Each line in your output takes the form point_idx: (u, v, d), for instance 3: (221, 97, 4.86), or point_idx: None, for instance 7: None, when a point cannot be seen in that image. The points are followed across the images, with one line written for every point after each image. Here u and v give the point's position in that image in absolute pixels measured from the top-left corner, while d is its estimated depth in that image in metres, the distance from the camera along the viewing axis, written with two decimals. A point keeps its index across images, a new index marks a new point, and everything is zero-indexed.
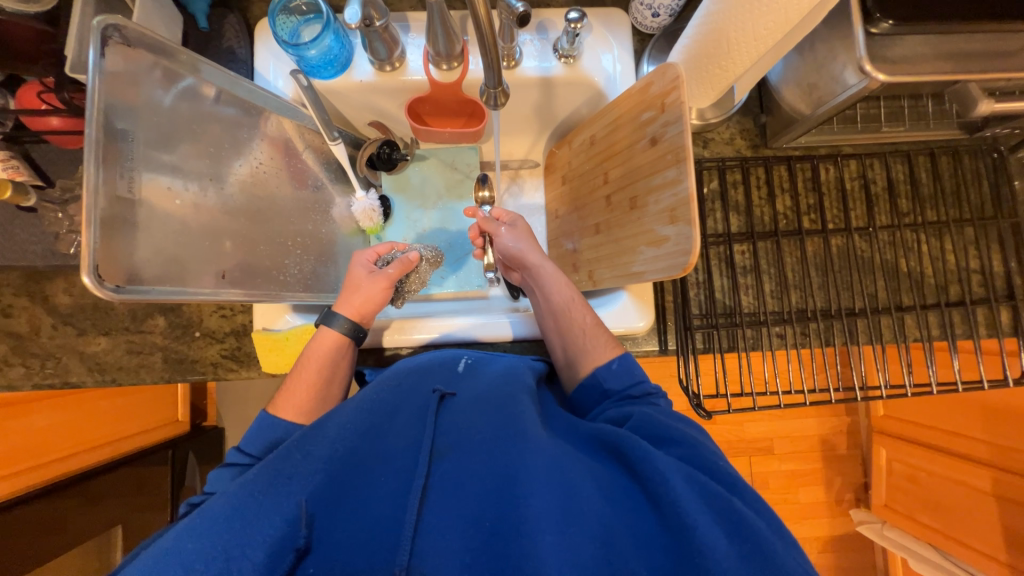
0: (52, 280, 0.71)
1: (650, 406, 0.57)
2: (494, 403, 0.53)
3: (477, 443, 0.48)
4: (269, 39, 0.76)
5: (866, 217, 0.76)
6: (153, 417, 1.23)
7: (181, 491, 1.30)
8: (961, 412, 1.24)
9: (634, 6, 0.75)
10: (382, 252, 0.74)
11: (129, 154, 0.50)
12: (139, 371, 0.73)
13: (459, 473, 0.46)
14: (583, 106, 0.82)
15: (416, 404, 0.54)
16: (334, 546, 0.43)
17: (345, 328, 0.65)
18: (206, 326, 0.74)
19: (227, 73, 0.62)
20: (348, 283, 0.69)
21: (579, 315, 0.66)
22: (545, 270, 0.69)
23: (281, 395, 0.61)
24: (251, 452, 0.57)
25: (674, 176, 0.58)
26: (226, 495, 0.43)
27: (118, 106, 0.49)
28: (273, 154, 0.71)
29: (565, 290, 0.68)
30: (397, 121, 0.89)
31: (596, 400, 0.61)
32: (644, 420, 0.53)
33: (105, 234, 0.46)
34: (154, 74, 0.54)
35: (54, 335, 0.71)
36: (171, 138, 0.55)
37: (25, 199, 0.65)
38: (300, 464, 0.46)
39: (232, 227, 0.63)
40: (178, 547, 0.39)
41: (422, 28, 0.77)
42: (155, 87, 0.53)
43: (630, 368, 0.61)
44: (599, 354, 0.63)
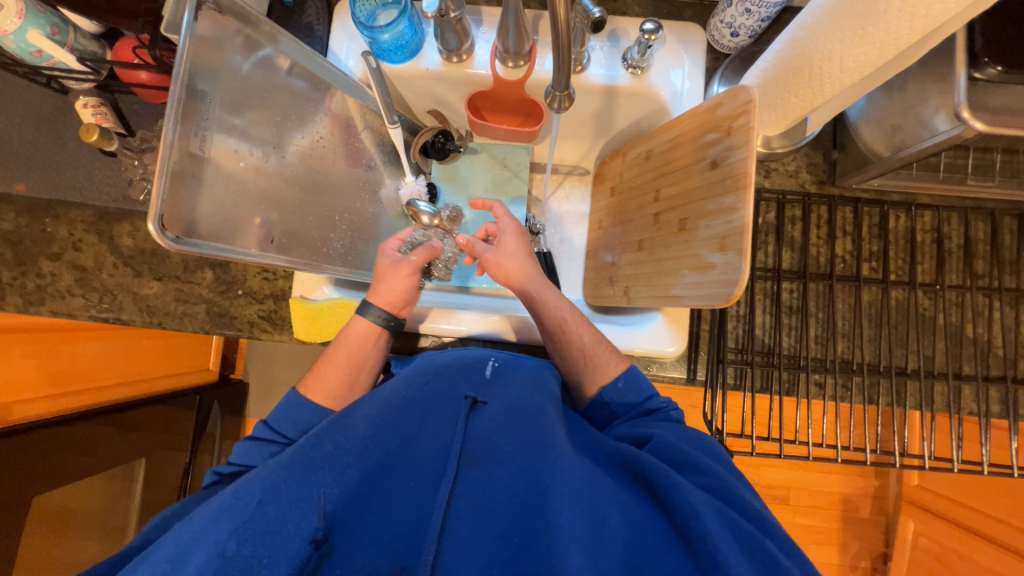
0: (120, 223, 0.76)
1: (674, 429, 0.55)
2: (522, 412, 0.52)
3: (506, 453, 0.48)
4: (347, 19, 0.79)
5: (934, 272, 0.71)
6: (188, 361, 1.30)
7: (202, 436, 1.38)
8: (1007, 497, 1.14)
9: (713, 23, 0.73)
10: (404, 238, 0.74)
11: (208, 115, 0.53)
12: (182, 318, 0.77)
13: (486, 483, 0.46)
14: (644, 119, 0.81)
15: (445, 407, 0.54)
16: (361, 545, 0.44)
17: (378, 318, 0.66)
18: (249, 286, 0.77)
19: (304, 47, 0.65)
20: (376, 275, 0.68)
21: (576, 334, 0.64)
22: (536, 287, 0.67)
23: (311, 376, 0.65)
24: (280, 430, 0.60)
25: (731, 203, 0.55)
26: (258, 477, 0.44)
27: (203, 70, 0.52)
28: (333, 131, 0.73)
29: (559, 310, 0.65)
30: (457, 113, 0.90)
31: (606, 419, 0.62)
32: (667, 444, 0.51)
33: (173, 185, 0.49)
34: (239, 43, 0.57)
35: (115, 275, 0.76)
36: (243, 104, 0.58)
37: (108, 144, 0.69)
38: (331, 454, 0.46)
39: (286, 198, 0.65)
40: (208, 522, 0.40)
41: (494, 24, 0.77)
42: (235, 53, 0.56)
43: (636, 383, 0.61)
44: (603, 372, 0.63)
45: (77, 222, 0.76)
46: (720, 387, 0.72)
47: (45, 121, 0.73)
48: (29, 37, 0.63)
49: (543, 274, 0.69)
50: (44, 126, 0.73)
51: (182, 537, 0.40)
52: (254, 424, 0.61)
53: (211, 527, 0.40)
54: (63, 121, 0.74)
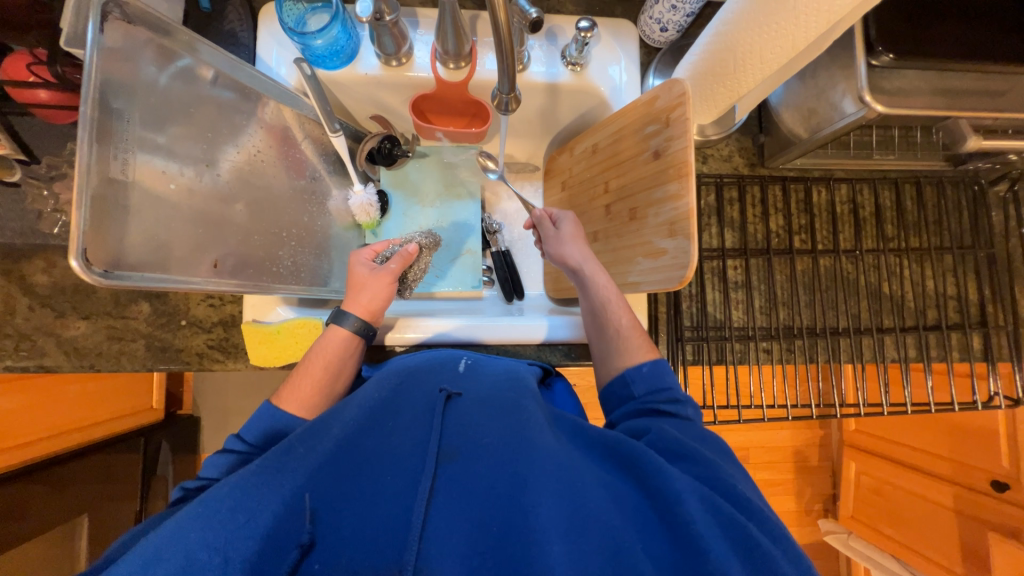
0: (30, 259, 0.68)
1: (680, 424, 0.55)
2: (500, 406, 0.53)
3: (485, 446, 0.49)
4: (273, 23, 0.74)
5: (854, 240, 0.78)
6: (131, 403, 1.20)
7: (152, 480, 1.29)
8: (927, 430, 1.29)
9: (643, 19, 0.76)
10: (378, 250, 0.75)
11: (128, 135, 0.49)
12: (119, 357, 0.70)
13: (467, 476, 0.46)
14: (587, 114, 0.83)
15: (421, 403, 0.54)
16: (340, 543, 0.42)
17: (355, 327, 0.64)
18: (193, 314, 0.71)
19: (230, 57, 0.62)
20: (352, 283, 0.68)
21: (617, 315, 0.65)
22: (587, 266, 0.69)
23: (285, 388, 0.61)
24: (246, 441, 0.57)
25: (675, 190, 0.59)
26: (230, 485, 0.44)
27: (117, 85, 0.48)
28: (270, 142, 0.70)
29: (606, 291, 0.67)
30: (400, 116, 0.88)
31: (621, 398, 0.61)
32: (662, 435, 0.51)
33: (95, 216, 0.45)
34: (154, 54, 0.53)
35: (32, 316, 0.69)
36: (163, 120, 0.53)
37: (10, 175, 0.65)
38: (305, 458, 0.46)
39: (224, 217, 0.61)
40: (179, 536, 0.40)
41: (431, 25, 0.76)
42: (149, 65, 0.52)
43: (662, 371, 0.60)
44: (631, 354, 0.63)
45: None
46: (681, 364, 0.76)
47: None
48: None
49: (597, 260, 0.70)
50: None
51: (147, 551, 0.39)
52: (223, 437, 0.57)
53: (179, 542, 0.39)
54: None
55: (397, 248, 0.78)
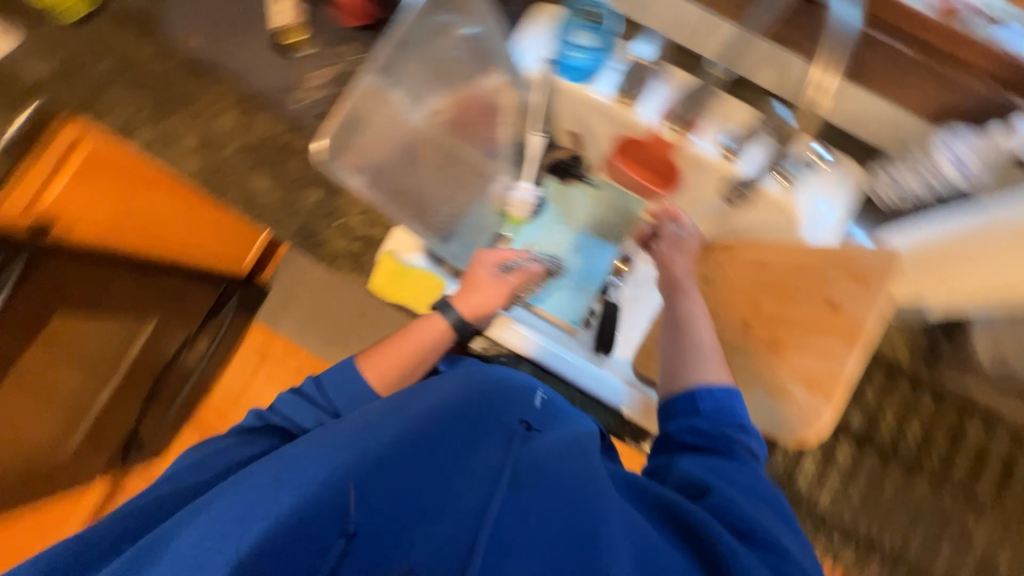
0: (262, 113, 0.79)
1: (736, 473, 0.54)
2: (571, 449, 0.54)
3: (558, 476, 0.50)
4: (540, 20, 0.78)
5: (991, 496, 0.68)
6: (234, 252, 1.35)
7: (213, 317, 1.46)
8: None
9: (874, 174, 0.73)
10: (506, 256, 0.80)
11: (398, 64, 0.63)
12: (273, 223, 0.77)
13: (536, 504, 0.46)
14: (771, 231, 0.79)
15: (497, 423, 0.56)
16: (395, 543, 0.43)
17: (453, 321, 0.71)
18: (348, 220, 0.76)
19: (496, 37, 0.72)
20: (471, 280, 0.75)
21: (698, 333, 0.67)
22: (686, 283, 0.74)
23: (375, 352, 0.69)
24: (328, 396, 0.65)
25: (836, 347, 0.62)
26: (317, 448, 0.49)
27: (414, 25, 0.63)
28: (484, 114, 0.77)
29: (695, 309, 0.70)
30: (594, 143, 0.88)
31: (683, 410, 0.61)
32: (729, 504, 0.50)
33: (350, 119, 0.56)
34: (440, 12, 0.67)
35: (232, 158, 0.78)
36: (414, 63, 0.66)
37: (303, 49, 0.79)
38: (384, 439, 0.49)
39: (418, 152, 0.70)
40: (265, 487, 0.45)
41: (672, 84, 0.76)
42: (424, 23, 0.65)
43: (734, 398, 0.60)
44: (705, 372, 0.62)
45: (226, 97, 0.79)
46: None
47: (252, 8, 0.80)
48: None
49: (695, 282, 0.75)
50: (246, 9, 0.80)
51: (240, 495, 0.44)
52: (307, 383, 0.65)
53: (263, 497, 0.44)
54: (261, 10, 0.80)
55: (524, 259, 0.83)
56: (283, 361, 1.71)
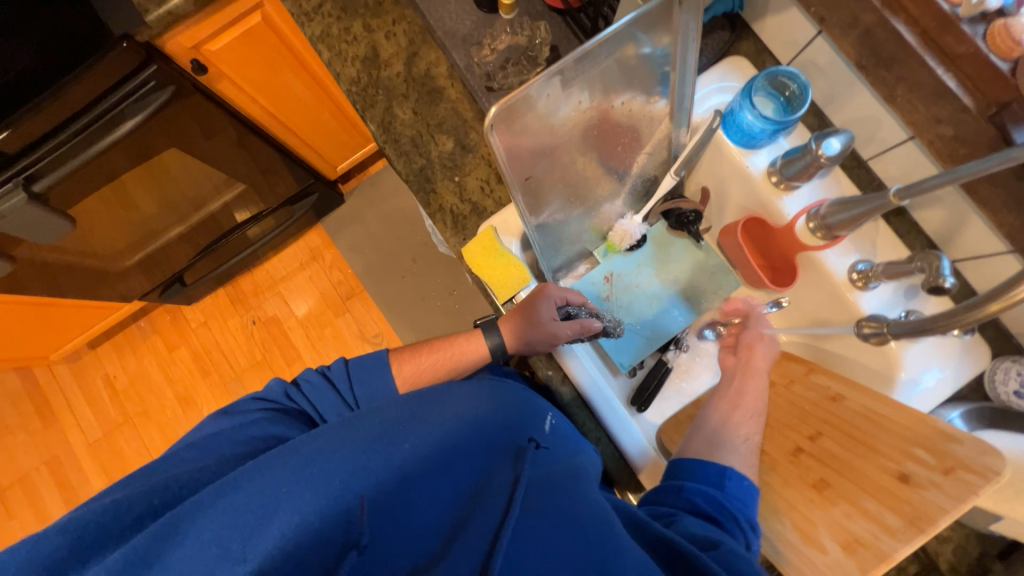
0: (429, 49, 0.80)
1: (740, 548, 0.50)
2: (570, 474, 0.54)
3: (559, 505, 0.49)
4: (732, 72, 0.76)
5: None
6: (327, 147, 1.47)
7: (282, 209, 1.53)
8: None
9: (1004, 365, 0.66)
10: (570, 300, 0.77)
11: (579, 75, 0.59)
12: (401, 155, 0.78)
13: (536, 532, 0.46)
14: (859, 369, 0.75)
15: (504, 443, 0.57)
16: (394, 550, 0.46)
17: (494, 346, 0.74)
18: (466, 181, 0.77)
19: (690, 59, 0.64)
20: (530, 312, 0.71)
21: (745, 429, 0.67)
22: (755, 380, 0.74)
23: (410, 355, 0.74)
24: (353, 391, 0.68)
25: (893, 527, 0.54)
26: (330, 441, 0.52)
27: (617, 38, 0.57)
28: (632, 141, 0.75)
29: (752, 401, 0.71)
30: (722, 208, 0.86)
31: (708, 479, 0.58)
32: (736, 560, 0.46)
33: (513, 104, 0.55)
34: (652, 37, 0.61)
35: (392, 80, 0.80)
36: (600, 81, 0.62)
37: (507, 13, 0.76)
38: (396, 448, 0.52)
39: (558, 155, 0.68)
40: (277, 479, 0.48)
41: (834, 188, 0.72)
42: (632, 43, 0.59)
43: (753, 495, 0.58)
44: (741, 460, 0.62)
45: (404, 22, 0.81)
46: None
47: None
48: None
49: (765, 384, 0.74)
50: None
51: (254, 480, 0.47)
52: (336, 370, 0.68)
53: (275, 486, 0.47)
54: None
55: (585, 310, 0.79)
56: (328, 269, 1.76)
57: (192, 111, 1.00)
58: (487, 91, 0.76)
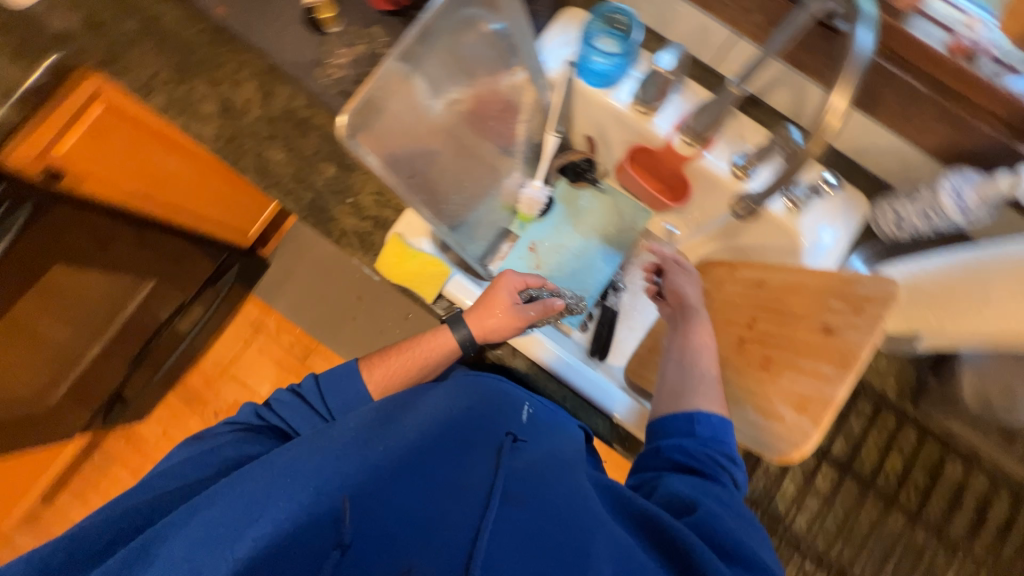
0: (281, 85, 0.79)
1: (719, 495, 0.54)
2: (556, 463, 0.55)
3: (543, 496, 0.50)
4: (570, 23, 0.80)
5: (964, 535, 0.69)
6: (231, 217, 1.42)
7: (211, 288, 1.51)
8: None
9: (881, 206, 0.73)
10: (530, 284, 0.78)
11: (420, 56, 0.60)
12: (287, 195, 0.77)
13: (521, 522, 0.46)
14: (772, 251, 0.81)
15: (486, 439, 0.57)
16: (374, 553, 0.44)
17: (462, 339, 0.71)
18: (360, 200, 0.77)
19: (525, 26, 0.70)
20: (490, 301, 0.71)
21: (701, 364, 0.66)
22: (698, 317, 0.72)
23: (379, 360, 0.72)
24: (327, 402, 0.68)
25: (827, 373, 0.61)
26: (308, 460, 0.51)
27: (445, 10, 0.59)
28: (502, 112, 0.76)
29: (703, 339, 0.69)
30: (609, 150, 0.90)
31: (678, 430, 0.59)
32: (708, 521, 0.49)
33: (364, 103, 0.54)
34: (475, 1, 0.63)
35: (255, 125, 0.79)
36: (439, 55, 0.62)
37: (335, 25, 0.77)
38: (375, 453, 0.52)
39: (437, 147, 0.68)
40: (255, 496, 0.48)
41: (693, 99, 0.77)
42: (456, 16, 0.62)
43: (727, 430, 0.59)
44: (708, 399, 0.61)
45: (248, 66, 0.80)
46: None
47: None
48: None
49: (707, 320, 0.72)
50: None
51: (231, 499, 0.48)
52: (307, 385, 0.68)
53: (253, 501, 0.48)
54: None
55: (546, 291, 0.80)
56: (275, 336, 1.72)
57: (73, 224, 0.96)
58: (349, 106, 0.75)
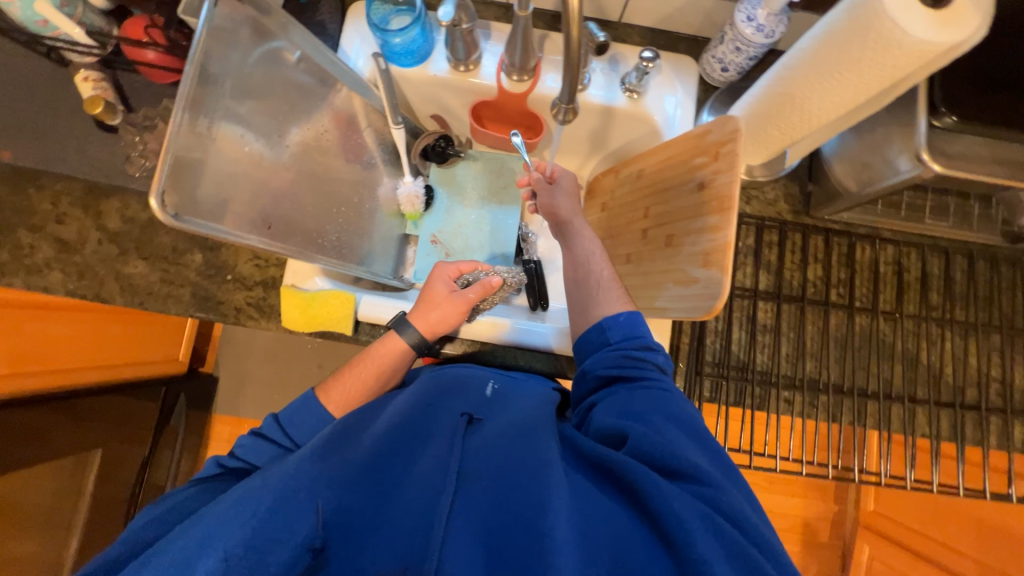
0: (108, 198, 0.75)
1: (653, 403, 0.56)
2: (520, 430, 0.55)
3: (498, 467, 0.51)
4: (360, 21, 0.80)
5: (894, 302, 0.75)
6: (155, 353, 1.38)
7: (164, 430, 1.43)
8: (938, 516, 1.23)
9: (705, 58, 0.77)
10: (465, 270, 0.80)
11: (222, 100, 0.55)
12: (166, 300, 0.74)
13: (480, 498, 0.49)
14: (638, 141, 0.85)
15: (444, 425, 0.57)
16: (349, 556, 0.47)
17: (412, 340, 0.71)
18: (240, 271, 0.74)
19: (318, 44, 0.68)
20: (429, 298, 0.74)
21: (595, 271, 0.71)
22: (576, 228, 0.76)
23: (334, 383, 0.71)
24: (291, 436, 0.65)
25: (716, 223, 0.62)
26: (268, 488, 0.49)
27: (226, 38, 0.54)
28: (334, 126, 0.75)
29: (590, 245, 0.74)
30: (459, 119, 0.92)
31: (595, 345, 0.64)
32: (647, 442, 0.52)
33: (176, 170, 0.50)
34: (262, 34, 0.60)
35: (99, 249, 0.74)
36: (245, 93, 0.58)
37: (111, 118, 0.70)
38: (334, 467, 0.51)
39: (284, 188, 0.66)
40: (217, 531, 0.46)
41: (503, 38, 0.79)
42: (243, 43, 0.57)
43: (636, 322, 0.63)
44: (609, 302, 0.66)
45: (65, 195, 0.75)
46: (697, 400, 0.74)
47: (47, 96, 0.74)
48: (36, 7, 0.64)
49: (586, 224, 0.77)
50: (42, 99, 0.74)
51: (195, 541, 0.46)
52: (267, 424, 0.66)
53: (219, 537, 0.46)
54: (64, 94, 0.75)
55: (482, 272, 0.82)
56: None
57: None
58: None
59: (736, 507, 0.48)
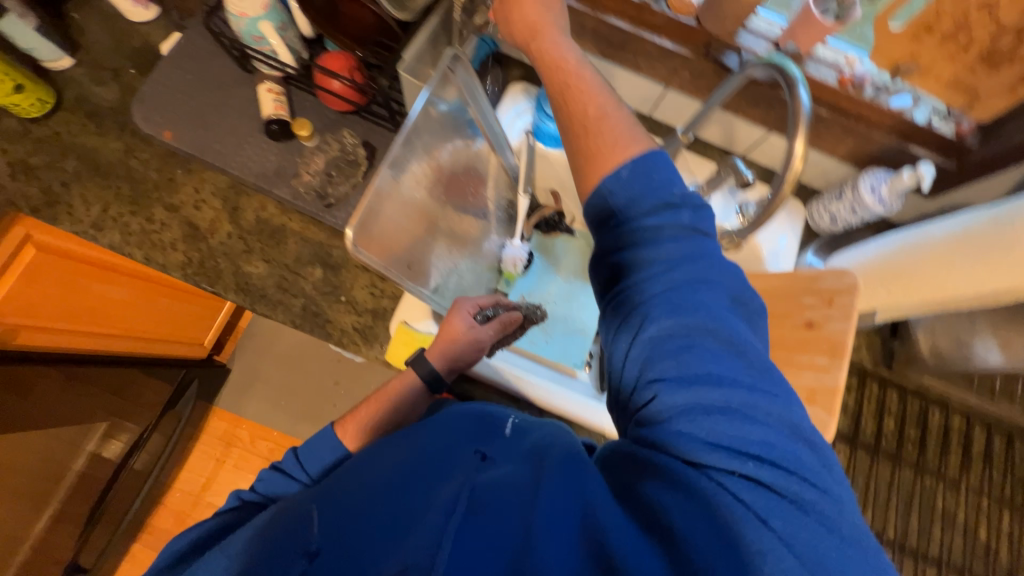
0: (249, 198, 0.78)
1: (694, 337, 0.42)
2: (534, 462, 0.46)
3: (505, 503, 0.42)
4: (519, 97, 0.87)
5: (958, 470, 0.79)
6: (188, 333, 1.34)
7: (166, 414, 1.36)
8: None
9: (815, 208, 0.85)
10: (484, 304, 0.75)
11: (408, 155, 0.62)
12: (277, 306, 0.74)
13: (477, 535, 0.40)
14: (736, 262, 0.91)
15: (459, 450, 0.49)
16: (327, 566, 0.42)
17: (428, 373, 0.68)
18: (353, 295, 0.76)
19: (486, 106, 0.75)
20: (446, 331, 0.70)
21: (588, 106, 0.50)
22: (571, 60, 0.53)
23: (350, 417, 0.69)
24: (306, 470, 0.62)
25: (825, 365, 0.67)
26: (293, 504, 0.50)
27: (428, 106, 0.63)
28: (477, 185, 0.81)
29: (553, 65, 0.53)
30: (572, 197, 0.97)
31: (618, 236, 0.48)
32: (683, 401, 0.41)
33: (368, 214, 0.57)
34: (444, 92, 0.66)
35: (226, 243, 0.76)
36: (420, 144, 0.65)
37: (310, 140, 0.78)
38: (344, 487, 0.48)
39: (431, 232, 0.72)
40: (246, 537, 0.49)
41: None
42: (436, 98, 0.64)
43: (662, 185, 0.46)
44: (620, 150, 0.48)
45: (209, 184, 0.78)
46: None
47: (224, 93, 0.80)
48: (260, 26, 0.70)
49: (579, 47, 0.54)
50: (219, 95, 0.79)
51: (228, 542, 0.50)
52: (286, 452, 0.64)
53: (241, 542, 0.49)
54: (239, 96, 0.80)
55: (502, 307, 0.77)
56: (251, 447, 1.59)
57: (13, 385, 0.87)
58: (327, 208, 0.76)
59: (789, 477, 0.38)
